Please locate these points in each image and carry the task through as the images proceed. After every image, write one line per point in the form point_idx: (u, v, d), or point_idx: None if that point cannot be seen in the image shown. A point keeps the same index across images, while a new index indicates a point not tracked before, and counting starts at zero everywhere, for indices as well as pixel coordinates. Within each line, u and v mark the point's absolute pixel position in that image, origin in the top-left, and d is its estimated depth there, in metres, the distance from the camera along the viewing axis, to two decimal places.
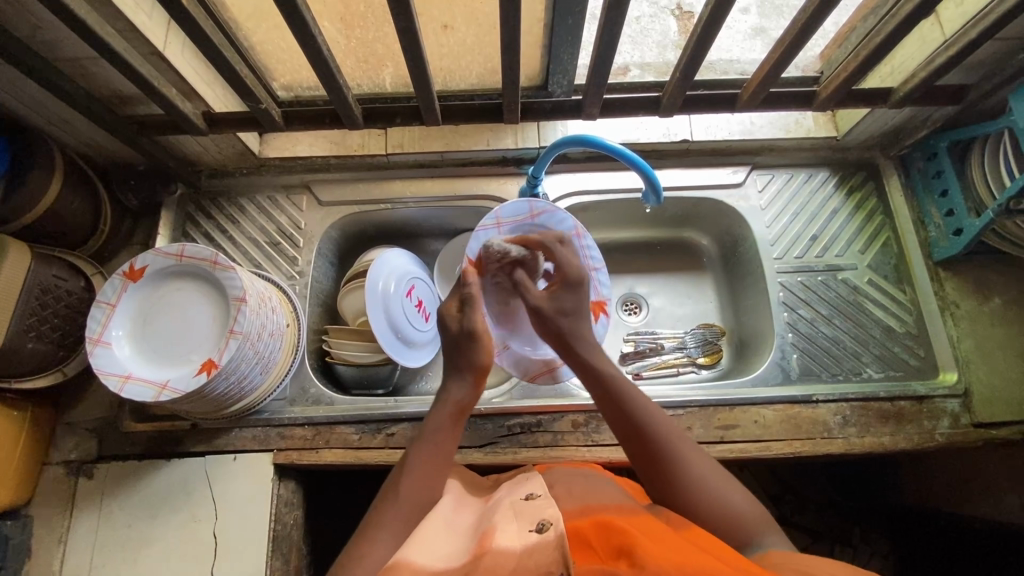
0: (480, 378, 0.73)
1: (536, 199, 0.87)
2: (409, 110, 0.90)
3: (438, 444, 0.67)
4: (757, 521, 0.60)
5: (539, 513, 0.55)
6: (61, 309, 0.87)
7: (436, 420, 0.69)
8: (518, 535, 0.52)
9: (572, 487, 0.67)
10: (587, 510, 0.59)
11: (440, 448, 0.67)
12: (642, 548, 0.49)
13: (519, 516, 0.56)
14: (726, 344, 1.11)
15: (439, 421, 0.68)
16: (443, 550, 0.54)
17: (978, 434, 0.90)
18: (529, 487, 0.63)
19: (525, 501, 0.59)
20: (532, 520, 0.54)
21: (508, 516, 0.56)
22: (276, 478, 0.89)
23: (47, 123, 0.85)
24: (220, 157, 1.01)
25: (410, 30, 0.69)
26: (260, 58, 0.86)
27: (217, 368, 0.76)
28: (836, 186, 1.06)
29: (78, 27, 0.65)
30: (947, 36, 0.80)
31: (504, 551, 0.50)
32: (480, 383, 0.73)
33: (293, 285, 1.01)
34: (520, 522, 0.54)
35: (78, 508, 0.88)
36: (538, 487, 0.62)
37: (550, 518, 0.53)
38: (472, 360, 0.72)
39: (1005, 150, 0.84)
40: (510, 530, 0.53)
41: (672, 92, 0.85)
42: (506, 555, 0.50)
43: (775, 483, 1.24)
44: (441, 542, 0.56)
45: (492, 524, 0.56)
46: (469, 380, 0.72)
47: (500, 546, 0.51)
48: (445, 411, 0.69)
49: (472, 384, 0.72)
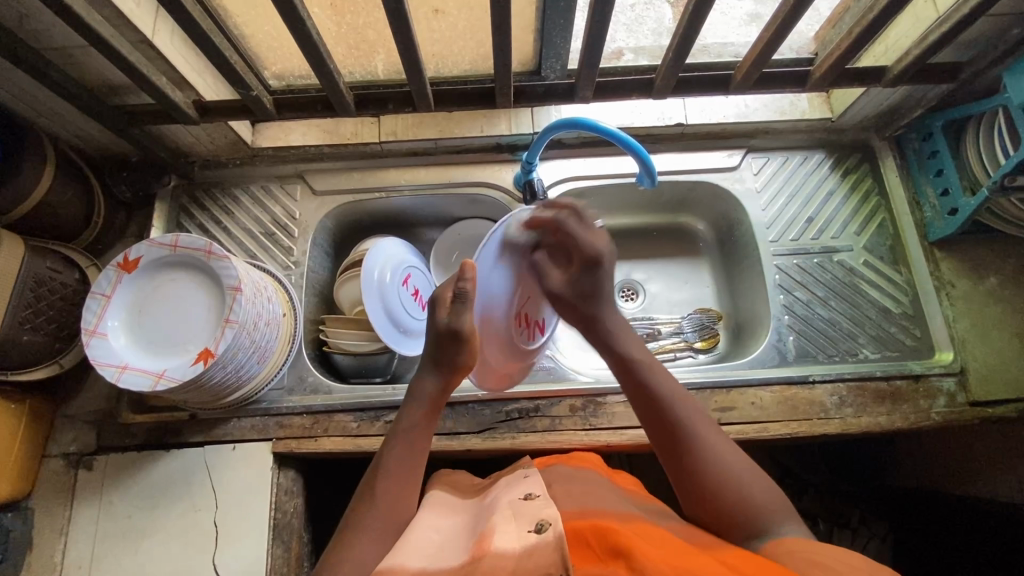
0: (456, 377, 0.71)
1: (384, 245, 0.99)
2: (402, 96, 0.90)
3: (411, 441, 0.67)
4: (776, 510, 0.59)
5: (538, 513, 0.55)
6: (56, 301, 0.87)
7: (408, 419, 0.68)
8: (517, 537, 0.52)
9: (571, 489, 0.66)
10: (585, 510, 0.59)
11: (412, 442, 0.67)
12: (642, 549, 0.50)
13: (518, 517, 0.56)
14: (723, 329, 1.11)
15: (413, 419, 0.68)
16: (439, 551, 0.54)
17: (975, 412, 0.90)
18: (525, 488, 0.63)
19: (523, 502, 0.59)
20: (531, 521, 0.54)
21: (506, 517, 0.56)
22: (276, 467, 0.90)
23: (38, 114, 0.85)
24: (212, 147, 1.01)
25: (399, 12, 0.68)
26: (250, 46, 0.85)
27: (214, 357, 0.77)
28: (832, 168, 1.06)
29: (64, 14, 0.64)
30: (941, 12, 0.79)
31: (503, 552, 0.50)
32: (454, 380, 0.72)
33: (289, 275, 1.01)
34: (518, 523, 0.54)
35: (78, 498, 0.89)
36: (536, 488, 0.62)
37: (549, 518, 0.53)
38: (453, 360, 0.70)
39: (1000, 129, 0.84)
40: (509, 530, 0.53)
41: (664, 73, 0.84)
42: (505, 556, 0.49)
43: (775, 467, 1.25)
44: (437, 547, 0.55)
45: (490, 525, 0.56)
46: (444, 374, 0.70)
47: (499, 548, 0.50)
48: (418, 408, 0.69)
49: (446, 380, 0.71)
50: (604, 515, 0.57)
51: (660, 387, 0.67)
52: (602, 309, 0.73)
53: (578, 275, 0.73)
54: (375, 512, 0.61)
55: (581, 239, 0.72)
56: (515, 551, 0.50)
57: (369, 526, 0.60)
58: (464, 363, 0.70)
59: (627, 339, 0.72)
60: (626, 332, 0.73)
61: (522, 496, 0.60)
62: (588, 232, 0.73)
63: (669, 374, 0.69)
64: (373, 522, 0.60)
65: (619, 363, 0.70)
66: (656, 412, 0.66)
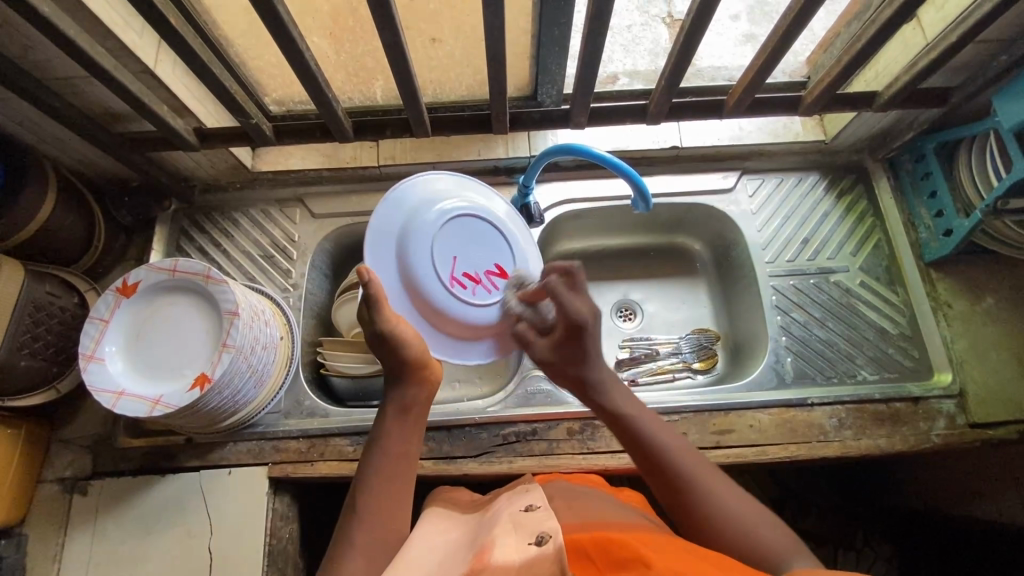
0: (423, 373, 0.69)
1: None
2: (399, 122, 0.91)
3: (389, 451, 0.63)
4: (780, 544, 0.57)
5: (539, 525, 0.55)
6: (55, 326, 0.87)
7: (381, 426, 0.65)
8: (517, 548, 0.52)
9: (572, 503, 0.66)
10: (586, 523, 0.59)
11: (391, 448, 0.64)
12: (644, 560, 0.50)
13: (518, 529, 0.56)
14: (721, 349, 1.11)
15: (385, 426, 0.65)
16: (440, 565, 0.54)
17: (975, 434, 0.90)
18: (526, 499, 0.63)
19: (523, 514, 0.59)
20: (531, 533, 0.54)
21: (507, 529, 0.56)
22: (271, 493, 0.89)
23: (40, 141, 0.86)
24: (212, 172, 1.02)
25: (396, 44, 0.69)
26: (251, 74, 0.87)
27: (210, 382, 0.77)
28: (826, 189, 1.07)
29: (68, 48, 0.65)
30: (929, 39, 0.81)
31: (503, 564, 0.50)
32: (425, 377, 0.69)
33: (287, 297, 1.01)
34: (519, 536, 0.54)
35: (72, 525, 0.88)
36: (538, 499, 0.62)
37: (549, 530, 0.53)
38: (402, 358, 0.67)
39: (992, 151, 0.85)
40: (509, 542, 0.53)
41: (658, 100, 0.86)
42: (506, 568, 0.49)
43: (777, 487, 1.23)
44: (440, 560, 0.55)
45: (490, 539, 0.55)
46: (404, 381, 0.68)
47: (499, 560, 0.50)
48: (390, 416, 0.66)
49: (405, 382, 0.68)
50: (604, 527, 0.58)
51: (657, 437, 0.65)
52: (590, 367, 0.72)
53: (562, 344, 0.73)
54: (363, 529, 0.58)
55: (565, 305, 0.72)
56: (515, 562, 0.50)
57: (357, 544, 0.57)
58: (415, 356, 0.68)
59: (616, 391, 0.70)
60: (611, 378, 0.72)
61: (522, 508, 0.61)
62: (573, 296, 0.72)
63: (661, 422, 0.67)
64: (361, 541, 0.58)
65: (610, 419, 0.68)
66: (651, 457, 0.64)
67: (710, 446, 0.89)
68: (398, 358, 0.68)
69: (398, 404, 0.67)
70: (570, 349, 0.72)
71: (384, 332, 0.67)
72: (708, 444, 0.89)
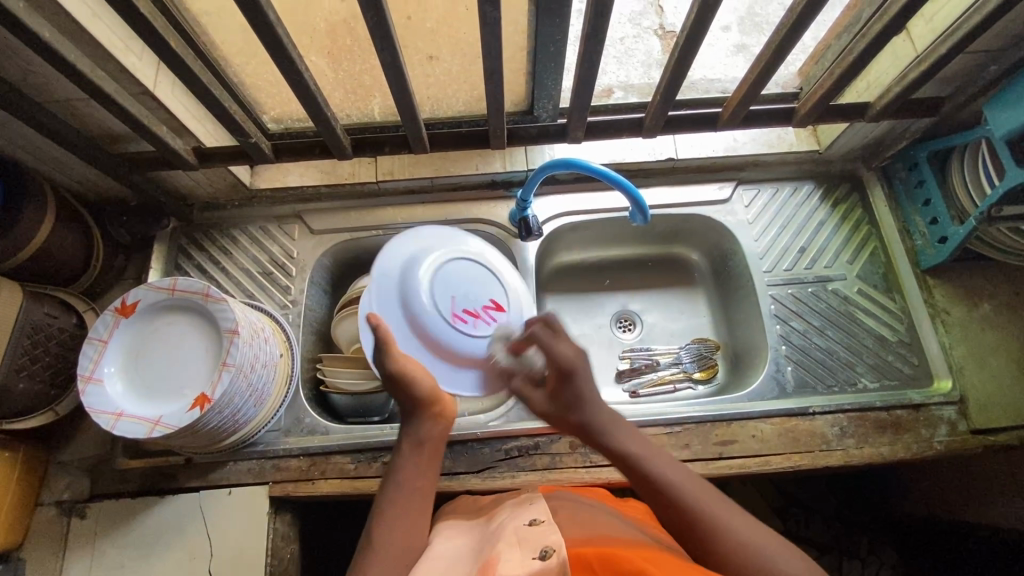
0: (436, 413, 0.73)
1: None
2: (398, 139, 0.92)
3: (406, 482, 0.68)
4: None
5: (542, 539, 0.55)
6: (53, 347, 0.87)
7: (399, 463, 0.70)
8: (521, 564, 0.52)
9: (575, 516, 0.65)
10: (590, 536, 0.59)
11: (409, 480, 0.68)
12: None
13: (522, 543, 0.56)
14: (722, 359, 1.11)
15: (403, 461, 0.70)
16: None
17: (977, 441, 0.90)
18: (530, 514, 0.63)
19: (527, 526, 0.59)
20: (535, 547, 0.54)
21: (511, 543, 0.56)
22: (272, 512, 0.88)
23: (39, 162, 0.86)
24: (211, 190, 1.02)
25: (395, 63, 0.70)
26: (250, 93, 0.88)
27: (210, 402, 0.76)
28: (822, 198, 1.08)
29: (69, 72, 0.66)
30: (919, 51, 0.82)
31: None
32: (439, 418, 0.74)
33: (287, 314, 1.01)
34: (522, 550, 0.54)
35: (70, 549, 0.87)
36: (540, 512, 0.61)
37: (553, 544, 0.53)
38: (421, 398, 0.72)
39: (984, 159, 0.86)
40: (513, 557, 0.53)
41: (654, 112, 0.86)
42: None
43: (779, 496, 1.22)
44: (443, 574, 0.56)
45: (494, 553, 0.55)
46: (424, 416, 0.73)
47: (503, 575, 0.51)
48: (407, 450, 0.71)
49: (426, 420, 0.73)
50: (608, 541, 0.58)
51: (667, 473, 0.64)
52: (589, 412, 0.71)
53: (558, 385, 0.73)
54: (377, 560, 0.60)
55: (553, 347, 0.74)
56: None
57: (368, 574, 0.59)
58: (434, 399, 0.73)
59: (622, 431, 0.70)
60: (615, 420, 0.71)
61: (527, 520, 0.60)
62: (559, 341, 0.74)
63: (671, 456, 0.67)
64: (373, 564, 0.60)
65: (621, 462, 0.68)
66: (663, 502, 0.63)
67: (713, 457, 0.89)
68: (409, 398, 0.72)
69: (411, 440, 0.72)
70: (564, 391, 0.73)
71: (394, 371, 0.72)
72: (711, 455, 0.89)
